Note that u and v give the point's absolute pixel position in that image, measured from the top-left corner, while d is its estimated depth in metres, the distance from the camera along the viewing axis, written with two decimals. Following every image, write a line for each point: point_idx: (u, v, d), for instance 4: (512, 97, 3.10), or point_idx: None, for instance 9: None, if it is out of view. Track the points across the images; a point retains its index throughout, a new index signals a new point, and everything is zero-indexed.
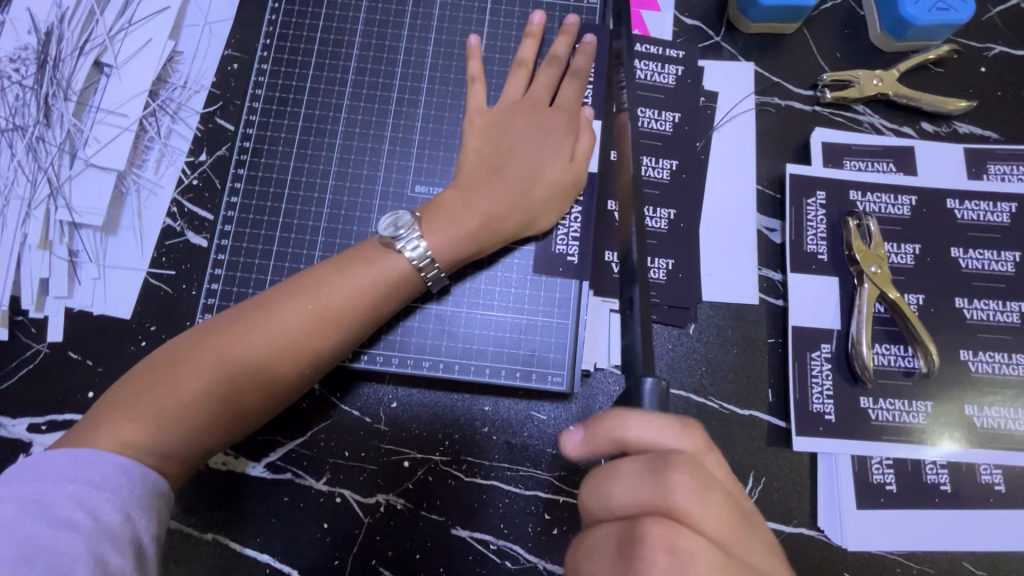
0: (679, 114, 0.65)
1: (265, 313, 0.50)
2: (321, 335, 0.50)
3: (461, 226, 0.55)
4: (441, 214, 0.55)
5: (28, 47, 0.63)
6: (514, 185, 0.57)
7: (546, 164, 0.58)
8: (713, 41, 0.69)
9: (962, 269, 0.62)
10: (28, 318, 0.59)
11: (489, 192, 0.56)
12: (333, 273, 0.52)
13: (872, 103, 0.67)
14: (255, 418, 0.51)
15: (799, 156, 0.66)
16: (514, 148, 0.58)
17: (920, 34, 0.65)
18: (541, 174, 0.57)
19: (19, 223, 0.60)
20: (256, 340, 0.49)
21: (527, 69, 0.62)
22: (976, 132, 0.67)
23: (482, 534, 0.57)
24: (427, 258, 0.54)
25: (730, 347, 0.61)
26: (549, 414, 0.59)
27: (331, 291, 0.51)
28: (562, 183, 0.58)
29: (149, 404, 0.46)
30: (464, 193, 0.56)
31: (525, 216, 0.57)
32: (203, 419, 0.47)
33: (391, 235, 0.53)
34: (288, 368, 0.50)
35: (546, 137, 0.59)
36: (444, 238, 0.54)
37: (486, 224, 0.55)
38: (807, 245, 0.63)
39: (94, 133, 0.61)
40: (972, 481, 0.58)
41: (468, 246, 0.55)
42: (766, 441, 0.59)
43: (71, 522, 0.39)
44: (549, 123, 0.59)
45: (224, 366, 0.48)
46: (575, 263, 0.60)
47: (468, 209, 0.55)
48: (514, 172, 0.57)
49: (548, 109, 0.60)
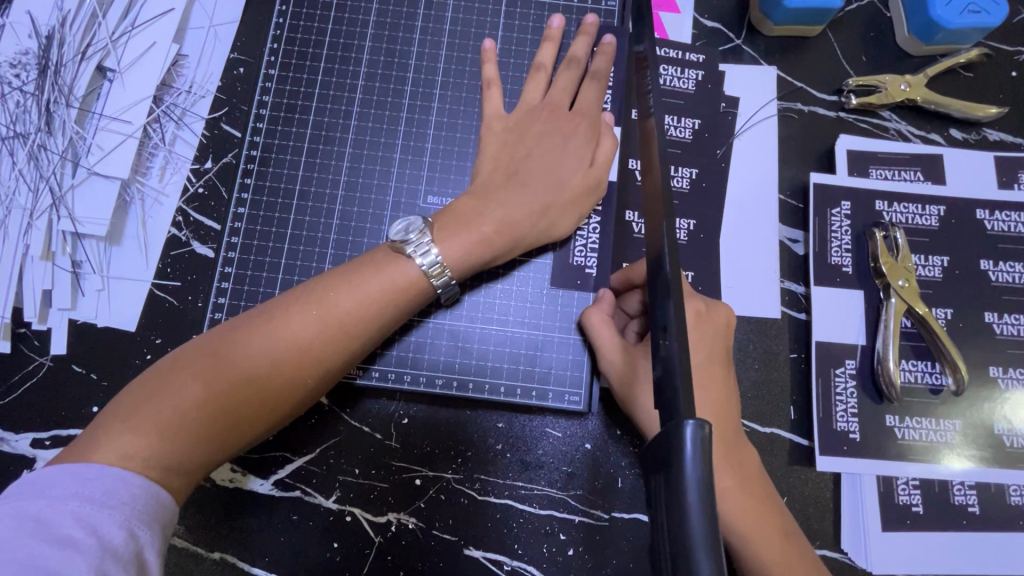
0: (699, 121, 0.63)
1: (271, 320, 0.48)
2: (327, 343, 0.49)
3: (476, 234, 0.53)
4: (455, 223, 0.53)
5: (28, 51, 0.61)
6: (531, 193, 0.55)
7: (562, 170, 0.56)
8: (734, 44, 0.66)
9: (992, 281, 0.60)
10: (31, 330, 0.58)
11: (505, 199, 0.54)
12: (340, 280, 0.51)
13: (899, 109, 0.65)
14: (259, 431, 0.48)
15: (822, 165, 0.64)
16: (532, 154, 0.56)
17: (950, 37, 0.63)
18: (558, 182, 0.55)
19: (20, 234, 0.59)
20: (260, 347, 0.47)
21: (544, 74, 0.60)
22: (1006, 140, 0.64)
23: (496, 555, 0.55)
24: (440, 265, 0.52)
25: (752, 363, 0.59)
26: (564, 431, 0.57)
27: (337, 298, 0.50)
28: (579, 191, 0.56)
29: (149, 416, 0.44)
30: (479, 200, 0.54)
31: (541, 224, 0.55)
32: (202, 431, 0.45)
33: (402, 240, 0.52)
34: (293, 378, 0.48)
35: (565, 144, 0.57)
36: (458, 246, 0.52)
37: (502, 230, 0.54)
38: (831, 257, 0.61)
39: (98, 141, 0.60)
40: (1001, 503, 0.56)
41: (481, 254, 0.53)
42: (789, 460, 0.57)
43: (73, 540, 0.37)
44: (565, 129, 0.57)
45: (228, 375, 0.46)
46: (593, 276, 0.58)
47: (483, 215, 0.54)
48: (531, 179, 0.55)
49: (566, 114, 0.58)
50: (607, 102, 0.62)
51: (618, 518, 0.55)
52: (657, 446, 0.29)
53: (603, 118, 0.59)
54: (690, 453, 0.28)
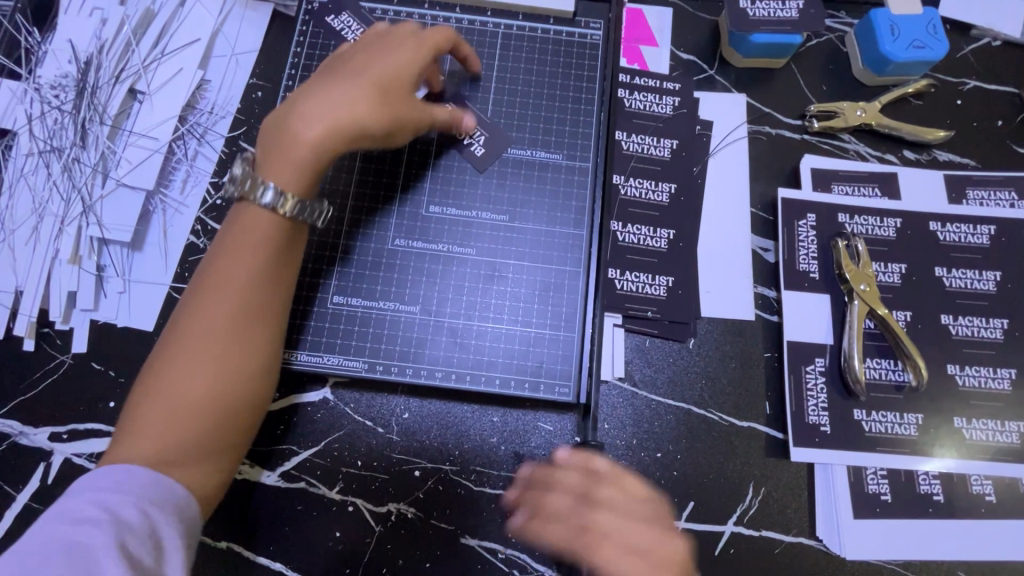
0: (676, 140, 0.69)
1: (194, 311, 0.48)
2: (233, 304, 0.48)
3: (295, 148, 0.50)
4: (275, 146, 0.50)
5: (67, 75, 0.67)
6: (339, 93, 0.52)
7: (373, 70, 0.54)
8: (707, 74, 0.73)
9: (947, 286, 0.66)
10: (54, 330, 0.62)
11: (314, 103, 0.51)
12: (217, 256, 0.49)
13: (857, 132, 0.72)
14: (240, 406, 0.48)
15: (790, 182, 0.70)
16: (359, 68, 0.54)
17: (899, 69, 0.71)
18: (369, 80, 0.53)
19: (51, 238, 0.63)
20: (198, 336, 0.47)
21: (379, 24, 0.62)
22: (954, 160, 0.71)
23: (491, 543, 0.58)
24: (293, 204, 0.49)
25: (729, 361, 0.64)
26: (554, 425, 0.61)
27: (235, 257, 0.48)
28: (392, 86, 0.54)
29: (141, 433, 0.44)
30: (291, 113, 0.51)
31: (366, 118, 0.52)
32: (198, 420, 0.46)
33: (246, 186, 0.49)
34: (239, 343, 0.48)
35: (378, 53, 0.56)
36: (281, 164, 0.49)
37: (321, 133, 0.50)
38: (800, 264, 0.66)
39: (127, 155, 0.65)
40: (964, 492, 0.60)
41: (310, 165, 0.50)
42: (765, 451, 0.61)
43: (92, 519, 0.39)
44: (377, 44, 0.57)
45: (182, 368, 0.46)
46: (440, 252, 0.63)
47: (299, 124, 0.50)
48: (339, 81, 0.53)
49: (389, 38, 0.57)
50: (491, 98, 0.68)
51: None
52: None
53: (465, 117, 0.63)
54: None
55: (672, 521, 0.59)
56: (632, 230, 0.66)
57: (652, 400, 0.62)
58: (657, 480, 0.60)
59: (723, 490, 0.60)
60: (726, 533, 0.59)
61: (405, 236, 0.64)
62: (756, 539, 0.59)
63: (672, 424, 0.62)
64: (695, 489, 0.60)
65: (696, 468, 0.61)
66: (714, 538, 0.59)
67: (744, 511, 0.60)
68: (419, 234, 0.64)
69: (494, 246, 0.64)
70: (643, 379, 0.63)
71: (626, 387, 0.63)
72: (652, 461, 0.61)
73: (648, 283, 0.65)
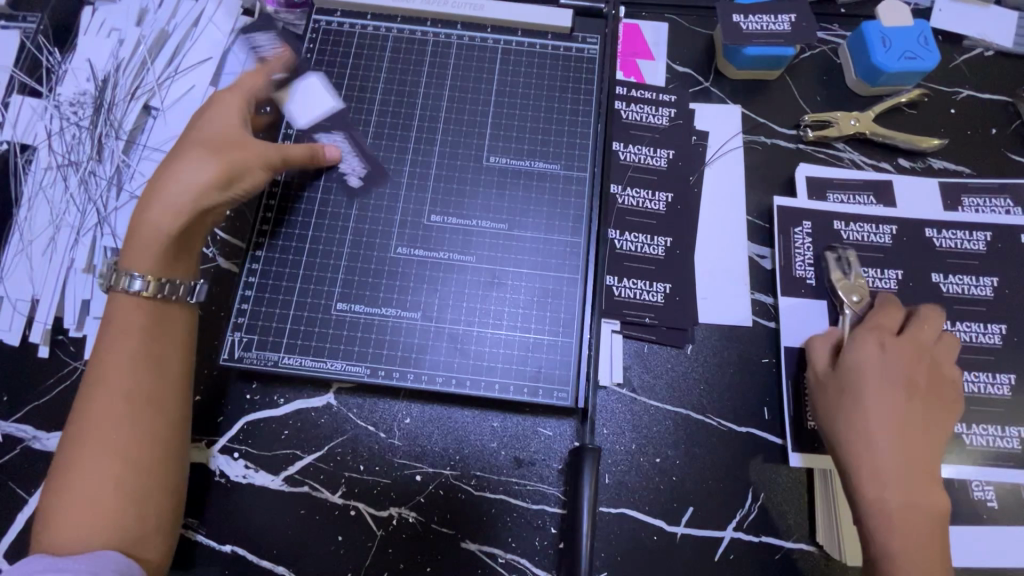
0: (672, 151, 0.71)
1: (95, 387, 0.52)
2: (130, 367, 0.52)
3: (152, 236, 0.55)
4: (135, 240, 0.56)
5: (86, 92, 0.70)
6: (176, 173, 0.56)
7: (201, 140, 0.58)
8: (702, 86, 0.75)
9: (944, 292, 0.66)
10: (68, 337, 0.64)
11: (158, 190, 0.56)
12: (100, 356, 0.53)
13: (852, 141, 0.73)
14: (159, 457, 0.52)
15: (786, 190, 0.71)
16: (188, 142, 0.58)
17: (892, 79, 0.72)
18: (201, 151, 0.57)
19: (67, 248, 0.66)
20: (104, 405, 0.51)
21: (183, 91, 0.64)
22: (949, 168, 0.72)
23: (490, 548, 0.59)
24: (156, 284, 0.55)
25: (726, 367, 0.65)
26: (554, 430, 0.62)
27: (127, 327, 0.54)
28: (221, 146, 0.58)
29: (68, 512, 0.48)
30: (142, 205, 0.56)
31: (207, 187, 0.56)
32: (122, 481, 0.49)
33: (114, 280, 0.55)
34: (146, 401, 0.52)
35: (201, 122, 0.59)
36: (142, 254, 0.55)
37: (169, 216, 0.55)
38: (796, 270, 0.67)
39: (141, 168, 0.68)
40: (966, 498, 0.60)
41: (172, 245, 0.55)
42: (763, 457, 0.62)
43: None
44: (204, 111, 0.61)
45: (97, 439, 0.50)
46: (440, 259, 0.65)
47: (148, 215, 0.55)
48: (174, 161, 0.57)
49: (210, 102, 0.61)
50: (491, 112, 0.70)
51: (604, 513, 0.60)
52: (575, 456, 0.58)
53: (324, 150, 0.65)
54: (589, 476, 0.56)
55: (671, 526, 0.59)
56: (630, 238, 0.68)
57: (650, 406, 0.63)
58: (657, 485, 0.61)
59: (722, 496, 0.60)
60: (726, 538, 0.59)
61: (407, 244, 0.65)
62: (756, 545, 0.59)
63: (671, 429, 0.62)
64: (694, 494, 0.60)
65: (696, 474, 0.61)
66: (714, 543, 0.59)
67: (742, 516, 0.60)
68: (420, 242, 0.66)
69: (493, 254, 0.65)
70: (641, 384, 0.64)
71: (625, 393, 0.64)
72: (651, 465, 0.61)
73: (646, 290, 0.66)
